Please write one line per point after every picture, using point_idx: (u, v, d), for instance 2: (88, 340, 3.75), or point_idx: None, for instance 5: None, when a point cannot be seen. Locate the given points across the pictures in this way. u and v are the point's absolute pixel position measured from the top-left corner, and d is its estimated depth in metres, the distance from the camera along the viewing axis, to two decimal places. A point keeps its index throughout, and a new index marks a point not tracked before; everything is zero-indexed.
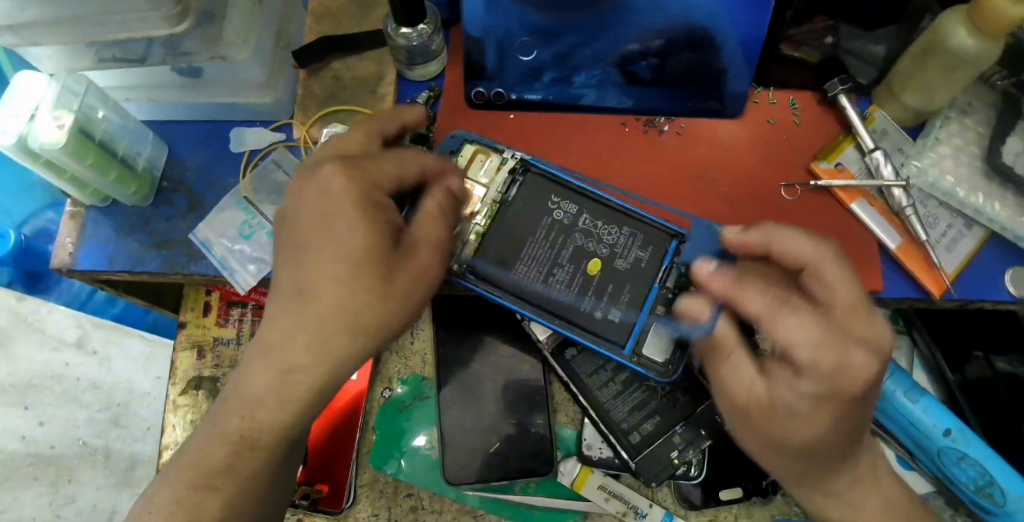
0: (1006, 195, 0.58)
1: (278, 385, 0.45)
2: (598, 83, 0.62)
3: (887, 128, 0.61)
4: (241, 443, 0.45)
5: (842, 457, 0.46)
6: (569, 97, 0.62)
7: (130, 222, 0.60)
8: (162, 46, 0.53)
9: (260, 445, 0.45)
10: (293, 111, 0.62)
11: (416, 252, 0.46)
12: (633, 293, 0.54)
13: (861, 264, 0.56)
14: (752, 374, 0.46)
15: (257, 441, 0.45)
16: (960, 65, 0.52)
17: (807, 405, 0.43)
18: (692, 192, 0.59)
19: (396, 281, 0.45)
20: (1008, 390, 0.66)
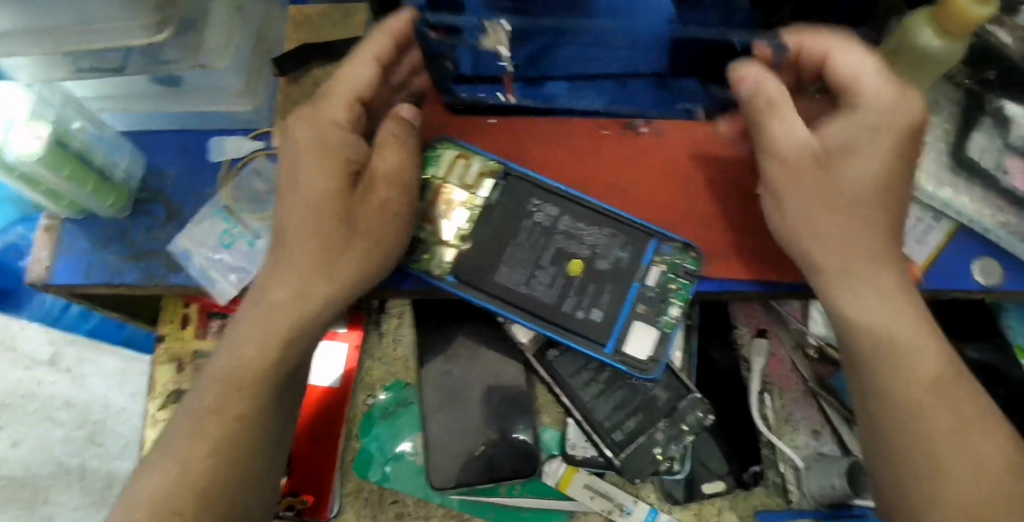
0: (972, 188, 0.59)
1: None
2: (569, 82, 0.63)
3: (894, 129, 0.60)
4: (228, 384, 0.50)
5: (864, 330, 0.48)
6: (543, 98, 0.63)
7: (107, 234, 0.59)
8: (140, 55, 0.52)
9: (244, 385, 0.49)
10: (273, 119, 0.62)
11: (365, 225, 0.51)
12: (613, 292, 0.56)
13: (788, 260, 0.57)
14: (803, 190, 0.49)
15: (240, 383, 0.49)
16: (929, 64, 0.55)
17: (841, 227, 0.48)
18: (669, 192, 0.59)
19: (354, 240, 0.51)
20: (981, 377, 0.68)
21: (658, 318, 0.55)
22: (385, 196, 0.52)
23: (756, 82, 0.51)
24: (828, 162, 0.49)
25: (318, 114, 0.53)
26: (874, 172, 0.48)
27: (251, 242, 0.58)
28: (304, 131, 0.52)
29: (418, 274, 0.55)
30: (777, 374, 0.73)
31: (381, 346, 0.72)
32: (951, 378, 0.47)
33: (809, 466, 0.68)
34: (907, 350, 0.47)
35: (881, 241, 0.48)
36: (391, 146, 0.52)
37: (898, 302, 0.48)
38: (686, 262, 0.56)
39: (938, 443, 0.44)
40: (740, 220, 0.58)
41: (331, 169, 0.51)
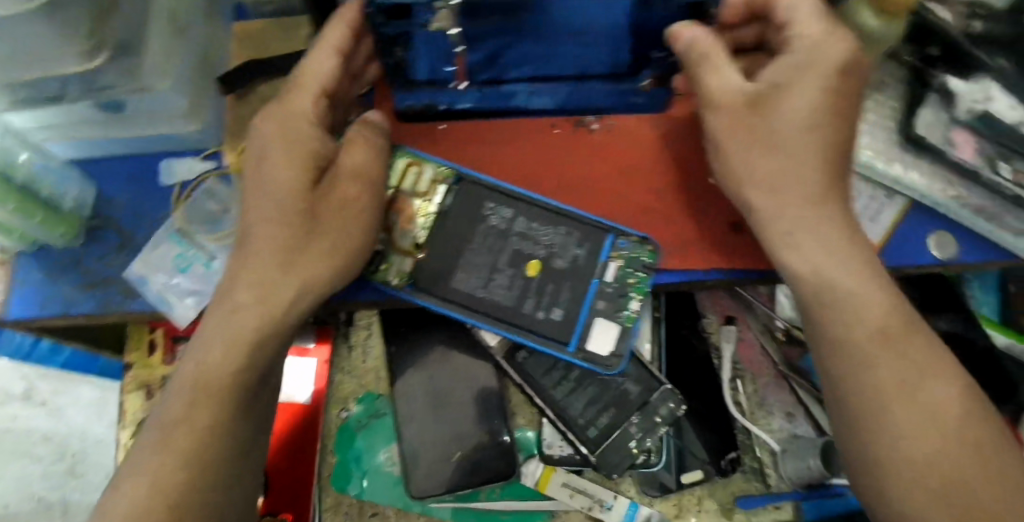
0: (920, 164, 0.60)
1: (196, 401, 0.46)
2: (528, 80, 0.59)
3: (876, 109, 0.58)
4: (201, 395, 0.46)
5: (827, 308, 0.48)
6: (503, 98, 0.60)
7: (61, 264, 0.58)
8: (78, 83, 0.51)
9: (215, 392, 0.46)
10: (221, 138, 0.61)
11: (326, 224, 0.49)
12: (572, 291, 0.56)
13: (744, 246, 0.57)
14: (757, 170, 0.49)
15: (210, 388, 0.46)
16: (871, 44, 0.56)
17: (801, 204, 0.47)
18: (622, 185, 0.59)
19: (318, 235, 0.49)
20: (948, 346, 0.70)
21: (618, 313, 0.56)
22: (349, 192, 0.50)
23: (692, 39, 0.50)
24: (765, 110, 0.48)
25: (281, 118, 0.50)
26: (814, 123, 0.47)
27: (206, 264, 0.58)
28: (275, 129, 0.50)
29: (388, 290, 0.55)
30: (748, 359, 0.73)
31: (351, 359, 0.72)
32: (918, 347, 0.46)
33: (784, 449, 0.69)
34: (871, 323, 0.45)
35: (839, 217, 0.48)
36: (359, 143, 0.51)
37: (863, 274, 0.47)
38: (643, 256, 0.56)
39: (899, 411, 0.43)
40: (694, 209, 0.58)
41: (298, 163, 0.49)
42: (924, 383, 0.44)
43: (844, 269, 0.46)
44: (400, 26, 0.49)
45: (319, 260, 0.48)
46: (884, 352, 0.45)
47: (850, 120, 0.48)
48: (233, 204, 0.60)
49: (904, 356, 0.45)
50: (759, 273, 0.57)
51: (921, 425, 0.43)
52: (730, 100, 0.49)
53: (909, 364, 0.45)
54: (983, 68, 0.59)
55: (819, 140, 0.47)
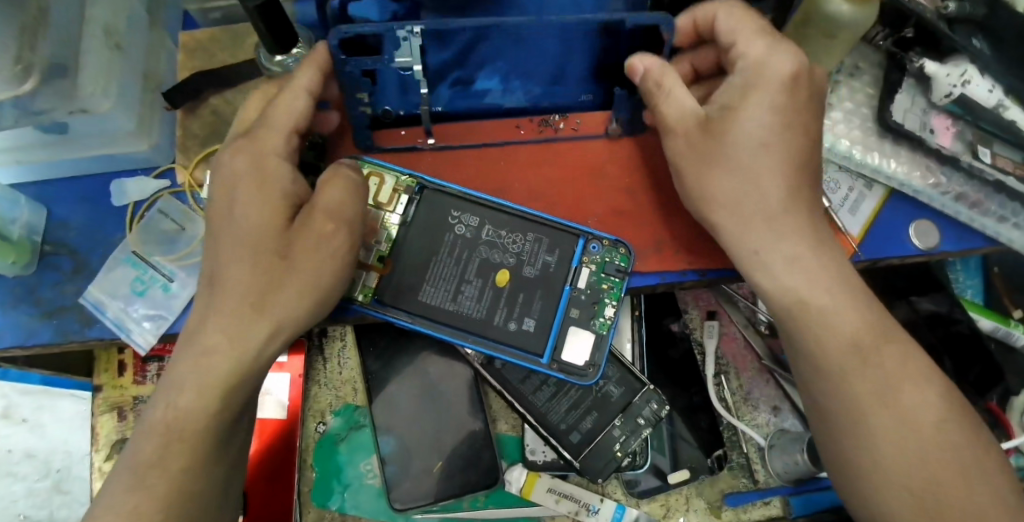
0: (898, 151, 0.59)
1: (168, 436, 0.45)
2: (501, 76, 0.57)
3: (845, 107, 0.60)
4: (172, 429, 0.45)
5: (809, 310, 0.47)
6: (474, 97, 0.57)
7: (14, 293, 0.56)
8: (13, 108, 0.48)
9: (191, 421, 0.45)
10: (175, 155, 0.59)
11: (297, 258, 0.46)
12: (545, 300, 0.54)
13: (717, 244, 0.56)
14: (724, 171, 0.48)
15: (181, 421, 0.45)
16: (840, 31, 0.53)
17: (762, 208, 0.48)
18: (590, 187, 0.57)
19: (294, 267, 0.46)
20: (933, 328, 0.69)
21: (592, 321, 0.54)
22: (326, 231, 0.46)
23: (644, 70, 0.50)
24: (733, 139, 0.48)
25: (246, 148, 0.47)
26: (768, 130, 0.48)
27: (165, 287, 0.56)
28: (246, 165, 0.47)
29: (359, 309, 0.52)
30: (731, 353, 0.72)
31: (326, 372, 0.70)
32: (881, 347, 0.46)
33: (772, 445, 0.68)
34: (835, 321, 0.46)
35: (799, 216, 0.48)
36: (331, 182, 0.48)
37: (821, 274, 0.47)
38: (616, 260, 0.55)
39: (864, 407, 0.45)
40: (664, 208, 0.57)
41: (269, 190, 0.47)
42: (888, 378, 0.45)
43: (808, 274, 0.47)
44: (365, 62, 0.47)
45: (286, 291, 0.46)
46: (846, 352, 0.46)
47: (806, 121, 0.48)
48: (190, 222, 0.58)
49: (866, 356, 0.46)
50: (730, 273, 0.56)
51: (888, 421, 0.44)
52: (683, 114, 0.50)
53: (873, 364, 0.45)
54: (960, 52, 0.56)
55: (779, 143, 0.47)
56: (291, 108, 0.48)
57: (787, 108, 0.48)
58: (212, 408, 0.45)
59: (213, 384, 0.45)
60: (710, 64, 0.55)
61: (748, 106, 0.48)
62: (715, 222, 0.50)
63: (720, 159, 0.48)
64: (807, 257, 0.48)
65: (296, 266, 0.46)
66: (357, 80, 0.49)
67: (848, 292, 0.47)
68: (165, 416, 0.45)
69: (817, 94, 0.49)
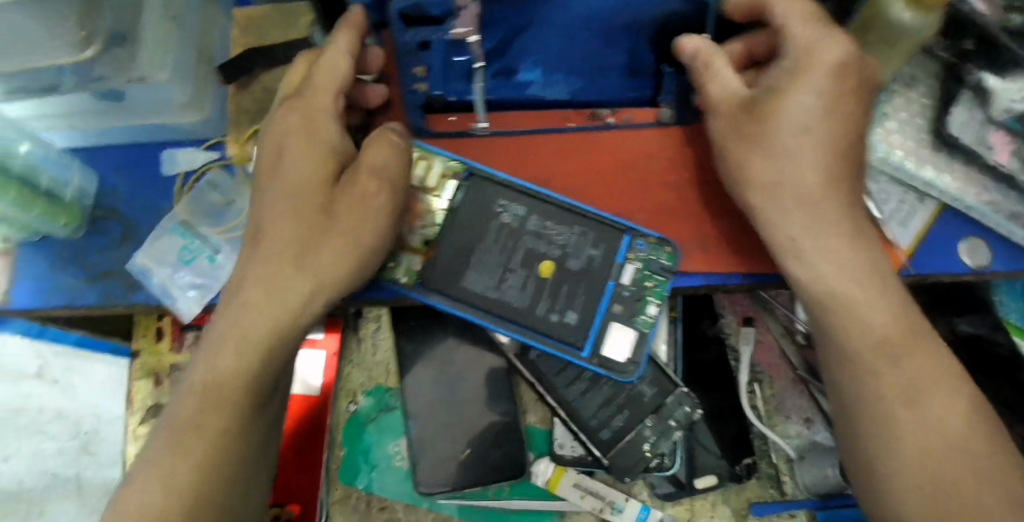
0: (953, 166, 0.57)
1: (208, 405, 0.45)
2: (543, 68, 0.55)
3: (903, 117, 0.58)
4: (211, 398, 0.45)
5: (859, 322, 0.46)
6: (516, 89, 0.56)
7: (62, 255, 0.57)
8: (73, 73, 0.49)
9: (231, 392, 0.45)
10: (225, 128, 0.60)
11: (340, 218, 0.46)
12: (587, 295, 0.54)
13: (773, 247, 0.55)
14: (777, 175, 0.47)
15: (220, 391, 0.45)
16: (901, 39, 0.52)
17: (816, 216, 0.47)
18: (639, 183, 0.57)
19: (335, 230, 0.46)
20: (972, 351, 0.67)
21: (634, 318, 0.54)
22: (368, 191, 0.46)
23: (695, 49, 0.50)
24: (789, 143, 0.47)
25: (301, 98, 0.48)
26: (826, 137, 0.47)
27: (211, 258, 0.57)
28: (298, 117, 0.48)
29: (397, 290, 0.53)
30: (766, 362, 0.71)
31: (361, 352, 0.71)
32: (930, 365, 0.45)
33: (802, 456, 0.68)
34: (884, 335, 0.45)
35: (854, 225, 0.47)
36: (379, 141, 0.48)
37: (873, 286, 0.46)
38: (661, 258, 0.54)
39: (913, 426, 0.43)
40: (714, 208, 0.56)
41: (316, 152, 0.47)
42: (932, 392, 0.44)
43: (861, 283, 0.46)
44: (425, 33, 0.46)
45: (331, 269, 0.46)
46: (895, 368, 0.45)
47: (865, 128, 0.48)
48: (238, 194, 0.58)
49: (915, 373, 0.45)
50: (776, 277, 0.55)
51: (935, 441, 0.43)
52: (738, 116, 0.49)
53: (922, 382, 0.44)
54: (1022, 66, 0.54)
55: (833, 148, 0.47)
56: (334, 70, 0.48)
57: (845, 114, 0.47)
58: (252, 381, 0.45)
59: (255, 357, 0.45)
60: (765, 46, 0.52)
61: (800, 104, 0.47)
62: (766, 227, 0.49)
63: (773, 163, 0.48)
64: (858, 268, 0.46)
65: (338, 228, 0.46)
66: (416, 54, 0.48)
67: (900, 306, 0.46)
68: (206, 384, 0.45)
69: (870, 99, 0.49)
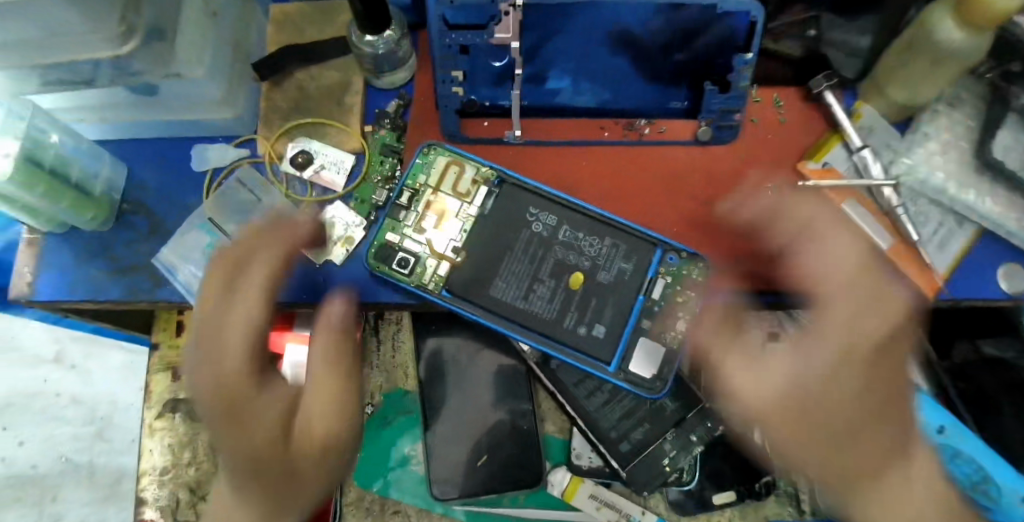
0: (995, 191, 0.56)
1: None
2: (571, 80, 0.56)
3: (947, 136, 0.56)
4: None
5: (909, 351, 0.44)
6: (547, 96, 0.57)
7: (88, 248, 0.57)
8: (111, 68, 0.48)
9: None
10: (256, 125, 0.59)
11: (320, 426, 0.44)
12: (616, 309, 0.53)
13: None
14: None
15: None
16: (946, 59, 0.50)
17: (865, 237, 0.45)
18: (673, 196, 0.56)
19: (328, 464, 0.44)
20: (993, 377, 0.64)
21: (664, 333, 0.53)
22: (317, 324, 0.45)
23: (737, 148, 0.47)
24: None
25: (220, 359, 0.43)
26: None
27: None
28: (222, 376, 0.42)
29: (409, 289, 0.53)
30: None
31: (381, 355, 0.70)
32: None
33: None
34: None
35: None
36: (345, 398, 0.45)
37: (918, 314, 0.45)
38: (693, 273, 0.53)
39: None
40: None
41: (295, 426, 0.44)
42: None
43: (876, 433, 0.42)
44: (464, 36, 0.46)
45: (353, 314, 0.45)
46: None
47: None
48: (266, 194, 0.57)
49: None
50: None
51: None
52: None
53: None
54: None
55: None
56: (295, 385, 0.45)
57: None
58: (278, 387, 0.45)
59: None
60: None
61: None
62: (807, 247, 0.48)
63: None
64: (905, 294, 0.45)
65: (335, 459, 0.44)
66: (453, 58, 0.49)
67: None
68: None
69: None
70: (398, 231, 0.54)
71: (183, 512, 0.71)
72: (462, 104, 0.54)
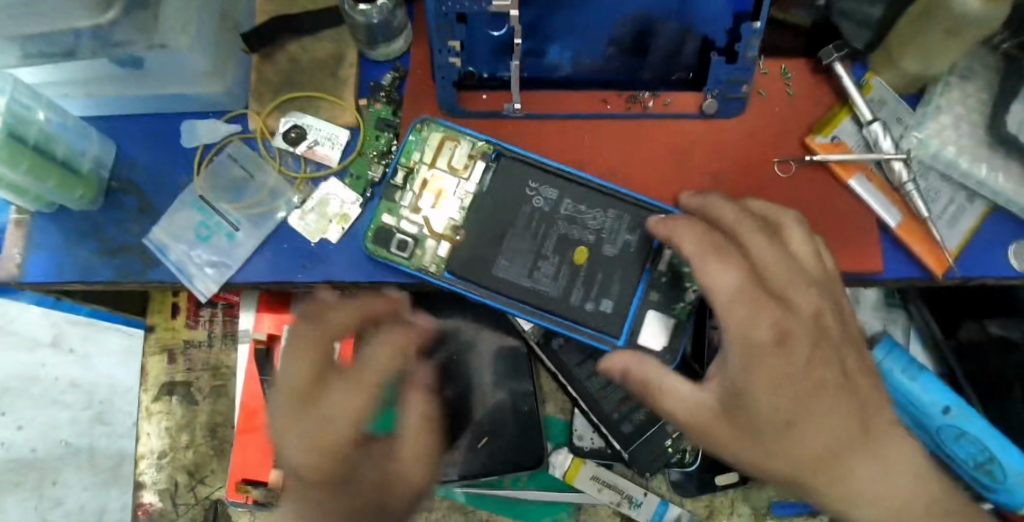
0: (1008, 166, 0.54)
1: None
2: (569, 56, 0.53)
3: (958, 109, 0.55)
4: None
5: None
6: (544, 70, 0.54)
7: (77, 229, 0.55)
8: (93, 39, 0.46)
9: None
10: (247, 100, 0.57)
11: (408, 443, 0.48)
12: (623, 282, 0.51)
13: (851, 244, 0.53)
14: None
15: None
16: (961, 29, 0.47)
17: None
18: (676, 171, 0.55)
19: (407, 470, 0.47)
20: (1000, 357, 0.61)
21: (674, 305, 0.51)
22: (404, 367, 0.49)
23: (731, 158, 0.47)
24: None
25: (302, 435, 0.44)
26: None
27: (229, 235, 0.55)
28: (308, 457, 0.44)
29: (410, 272, 0.52)
30: None
31: None
32: None
33: None
34: None
35: None
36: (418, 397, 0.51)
37: None
38: None
39: None
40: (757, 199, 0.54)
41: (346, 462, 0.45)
42: None
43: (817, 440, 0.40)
44: (460, 4, 0.44)
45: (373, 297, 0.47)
46: None
47: None
48: (258, 170, 0.56)
49: None
50: (875, 276, 0.53)
51: None
52: None
53: None
54: None
55: None
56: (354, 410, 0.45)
57: None
58: None
59: None
60: None
61: None
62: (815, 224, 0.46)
63: None
64: None
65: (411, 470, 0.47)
66: (450, 26, 0.47)
67: None
68: None
69: None
70: (396, 213, 0.53)
71: (183, 494, 0.73)
72: (460, 76, 0.52)
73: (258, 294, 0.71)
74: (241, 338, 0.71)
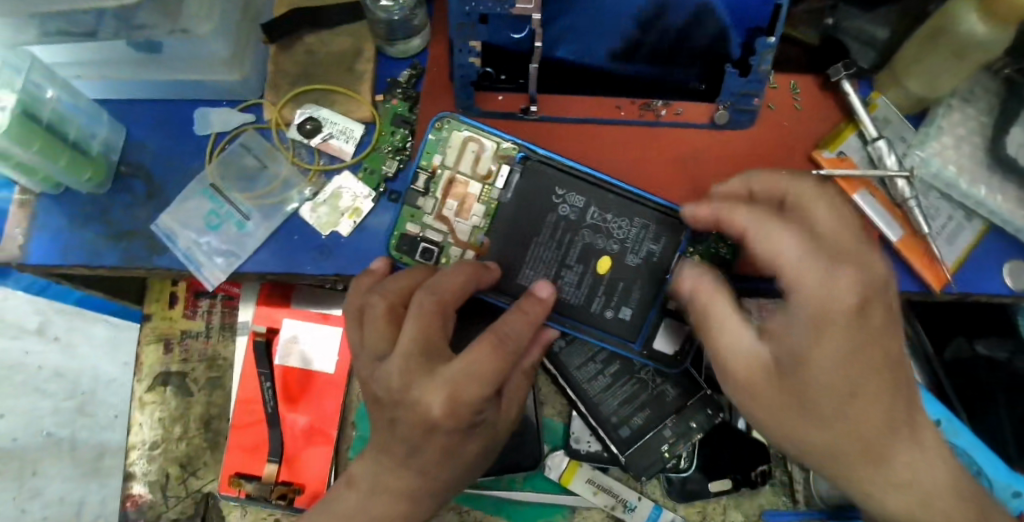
0: (1006, 188, 0.56)
1: None
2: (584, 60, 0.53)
3: (960, 131, 0.57)
4: None
5: None
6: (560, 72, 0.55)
7: (84, 212, 0.55)
8: (115, 19, 0.46)
9: None
10: (262, 90, 0.57)
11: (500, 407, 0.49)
12: (644, 290, 0.52)
13: None
14: None
15: None
16: (972, 52, 0.49)
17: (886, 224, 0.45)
18: (687, 180, 0.56)
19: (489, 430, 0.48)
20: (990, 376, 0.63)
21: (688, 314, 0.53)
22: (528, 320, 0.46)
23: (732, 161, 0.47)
24: None
25: (437, 395, 0.42)
26: None
27: (239, 224, 0.55)
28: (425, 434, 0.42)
29: None
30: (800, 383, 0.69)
31: None
32: None
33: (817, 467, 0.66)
34: None
35: None
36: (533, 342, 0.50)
37: None
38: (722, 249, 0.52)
39: None
40: None
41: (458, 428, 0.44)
42: None
43: (865, 441, 0.38)
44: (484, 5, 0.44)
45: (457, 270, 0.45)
46: None
47: None
48: (271, 160, 0.56)
49: None
50: None
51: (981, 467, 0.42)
52: None
53: None
54: None
55: None
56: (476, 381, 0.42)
57: None
58: None
59: None
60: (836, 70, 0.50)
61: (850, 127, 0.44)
62: None
63: None
64: None
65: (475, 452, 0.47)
66: (472, 26, 0.47)
67: None
68: None
69: None
70: (418, 220, 0.53)
71: (173, 485, 0.72)
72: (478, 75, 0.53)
73: (258, 286, 0.70)
74: (241, 330, 0.71)
